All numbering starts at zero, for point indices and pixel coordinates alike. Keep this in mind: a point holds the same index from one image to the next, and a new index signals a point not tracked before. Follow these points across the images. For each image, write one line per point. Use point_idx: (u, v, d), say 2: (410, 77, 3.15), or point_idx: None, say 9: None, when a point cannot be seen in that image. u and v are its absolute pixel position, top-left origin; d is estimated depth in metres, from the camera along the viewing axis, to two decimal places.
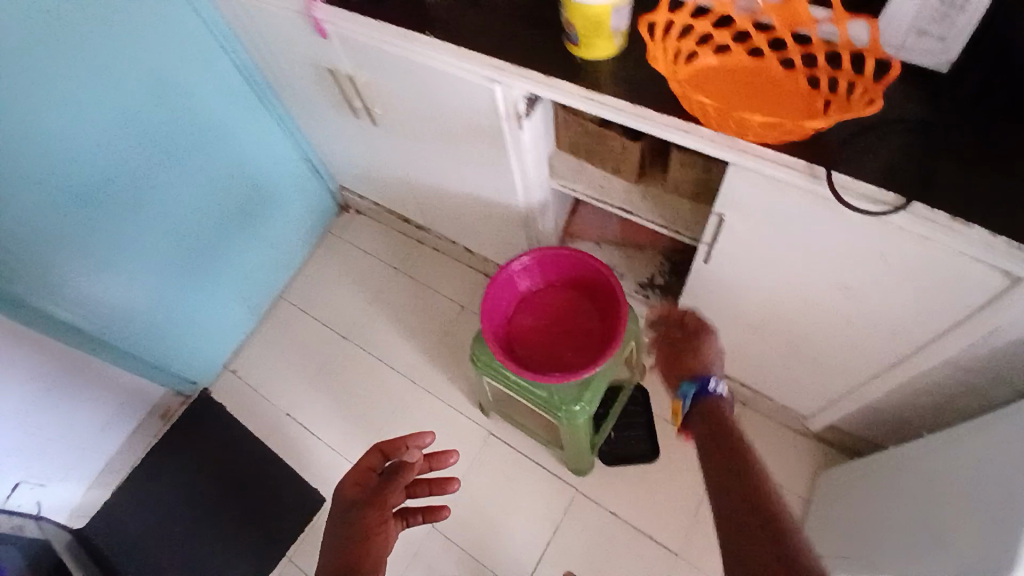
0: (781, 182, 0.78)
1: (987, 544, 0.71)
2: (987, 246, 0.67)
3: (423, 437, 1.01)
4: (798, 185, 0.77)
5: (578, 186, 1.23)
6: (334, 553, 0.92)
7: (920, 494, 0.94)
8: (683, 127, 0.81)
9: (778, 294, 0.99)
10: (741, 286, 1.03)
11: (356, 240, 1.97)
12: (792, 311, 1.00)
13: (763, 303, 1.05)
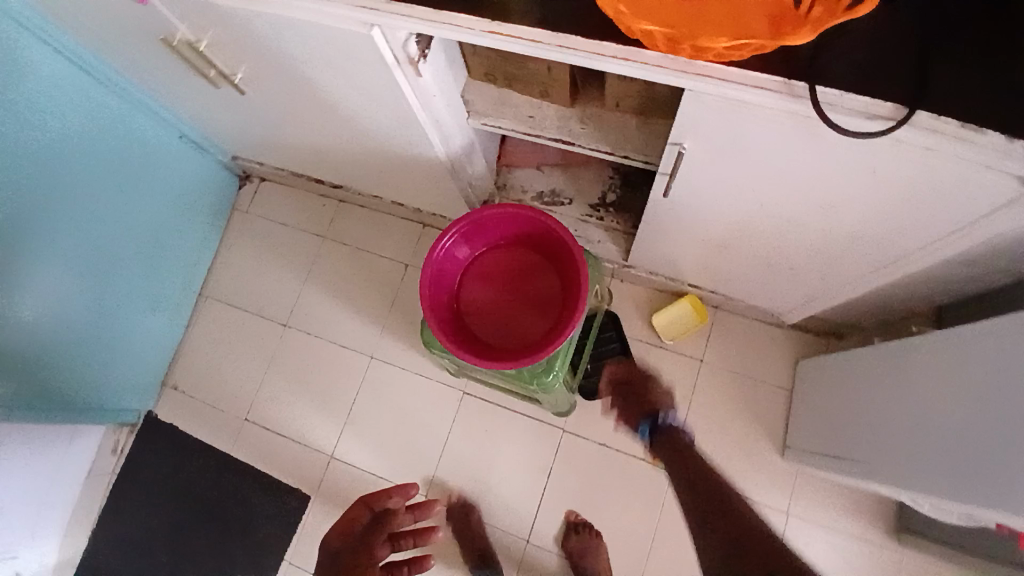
0: (748, 107, 0.64)
1: (1009, 480, 0.69)
2: (1002, 152, 0.57)
3: (407, 489, 1.37)
4: (770, 108, 0.63)
5: (502, 119, 1.04)
6: None
7: (921, 397, 0.91)
8: (623, 55, 0.65)
9: (753, 213, 0.87)
10: (710, 210, 0.91)
11: (268, 211, 1.73)
12: (771, 227, 0.89)
13: (751, 229, 0.93)
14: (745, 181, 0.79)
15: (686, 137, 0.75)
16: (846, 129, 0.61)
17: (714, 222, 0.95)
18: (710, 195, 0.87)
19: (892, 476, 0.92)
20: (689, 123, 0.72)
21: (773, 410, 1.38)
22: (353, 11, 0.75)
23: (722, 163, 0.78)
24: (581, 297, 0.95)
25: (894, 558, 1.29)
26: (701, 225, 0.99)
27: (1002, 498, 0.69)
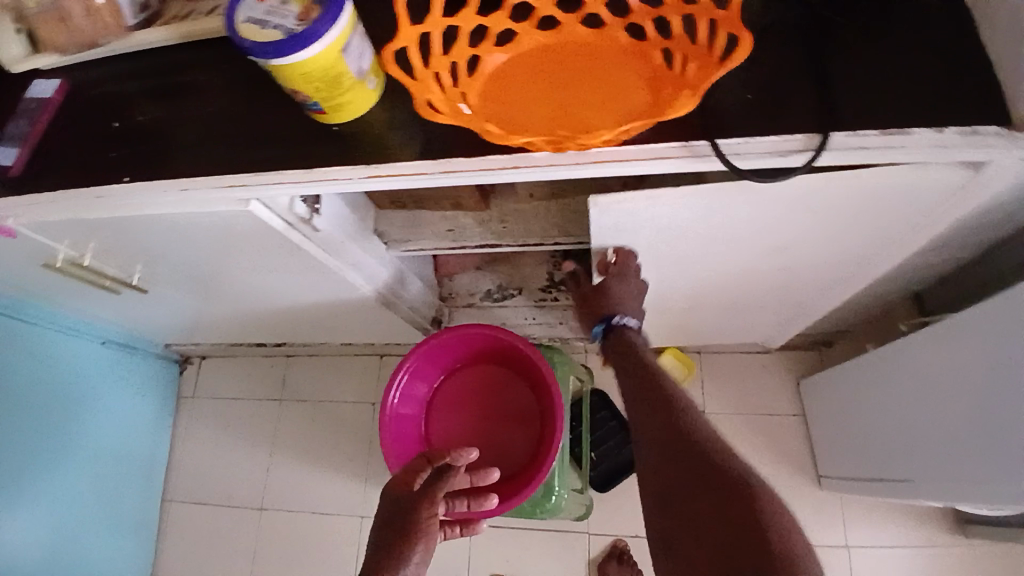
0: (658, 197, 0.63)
1: None
2: (938, 145, 0.53)
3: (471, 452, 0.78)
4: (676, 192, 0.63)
5: (421, 236, 0.98)
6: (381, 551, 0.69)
7: (936, 394, 0.83)
8: (512, 163, 0.60)
9: (707, 277, 0.84)
10: (668, 280, 0.86)
11: (216, 389, 1.62)
12: (729, 276, 0.84)
13: (712, 284, 0.87)
14: (690, 246, 0.74)
15: (611, 235, 0.75)
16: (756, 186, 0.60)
17: (677, 289, 0.89)
18: (663, 268, 0.81)
19: (944, 489, 0.82)
20: (610, 226, 0.72)
21: (795, 442, 1.26)
22: (223, 191, 0.69)
23: (653, 246, 0.76)
24: (557, 412, 0.86)
25: (977, 563, 1.16)
26: (663, 295, 0.93)
27: None
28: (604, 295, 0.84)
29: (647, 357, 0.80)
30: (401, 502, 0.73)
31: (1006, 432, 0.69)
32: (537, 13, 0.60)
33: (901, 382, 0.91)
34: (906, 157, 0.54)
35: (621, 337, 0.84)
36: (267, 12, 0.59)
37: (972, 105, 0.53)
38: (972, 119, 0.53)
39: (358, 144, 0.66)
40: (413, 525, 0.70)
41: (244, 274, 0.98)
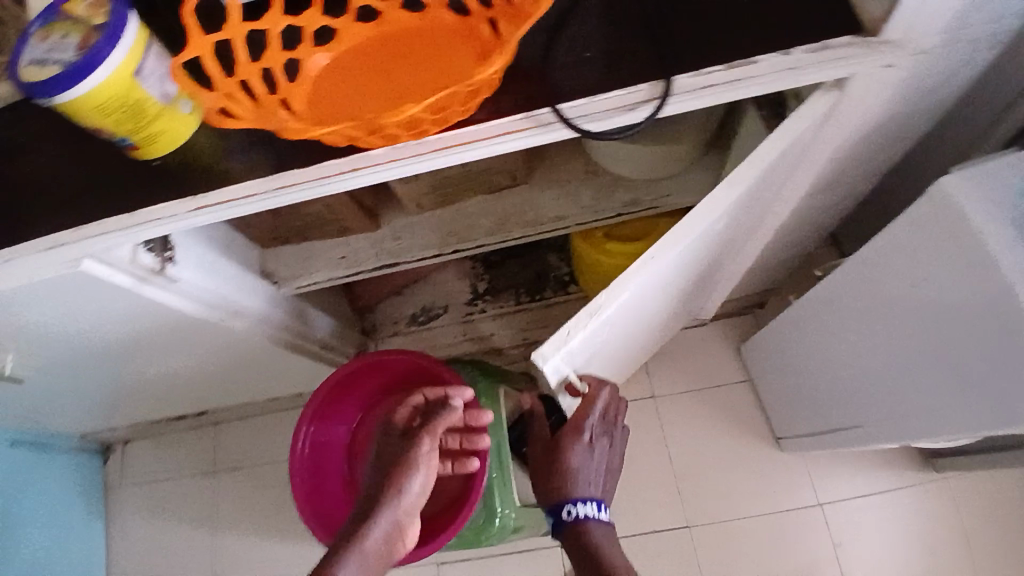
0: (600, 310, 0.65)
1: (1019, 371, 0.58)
2: (788, 68, 0.50)
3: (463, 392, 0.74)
4: (606, 294, 0.65)
5: (313, 267, 0.91)
6: (377, 483, 0.72)
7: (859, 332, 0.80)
8: (350, 165, 0.55)
9: (642, 320, 0.87)
10: (612, 338, 0.82)
11: (146, 472, 1.49)
12: (656, 301, 0.82)
13: (644, 313, 0.85)
14: (625, 306, 0.71)
15: (570, 359, 0.71)
16: (665, 243, 0.64)
17: (620, 338, 0.86)
18: (607, 335, 0.78)
19: (898, 424, 0.79)
20: (567, 361, 0.71)
21: (749, 408, 1.22)
22: (46, 256, 0.62)
23: (595, 339, 0.73)
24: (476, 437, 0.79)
25: (945, 489, 1.15)
26: (611, 350, 0.89)
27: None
28: (563, 445, 0.78)
29: (614, 563, 0.73)
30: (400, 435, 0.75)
31: (937, 353, 0.67)
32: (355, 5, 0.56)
33: (820, 329, 0.89)
34: (760, 85, 0.51)
35: (581, 530, 0.76)
36: (49, 51, 0.52)
37: (821, 17, 0.51)
38: (825, 30, 0.51)
39: (200, 174, 0.60)
40: (404, 462, 0.71)
41: (122, 344, 0.88)
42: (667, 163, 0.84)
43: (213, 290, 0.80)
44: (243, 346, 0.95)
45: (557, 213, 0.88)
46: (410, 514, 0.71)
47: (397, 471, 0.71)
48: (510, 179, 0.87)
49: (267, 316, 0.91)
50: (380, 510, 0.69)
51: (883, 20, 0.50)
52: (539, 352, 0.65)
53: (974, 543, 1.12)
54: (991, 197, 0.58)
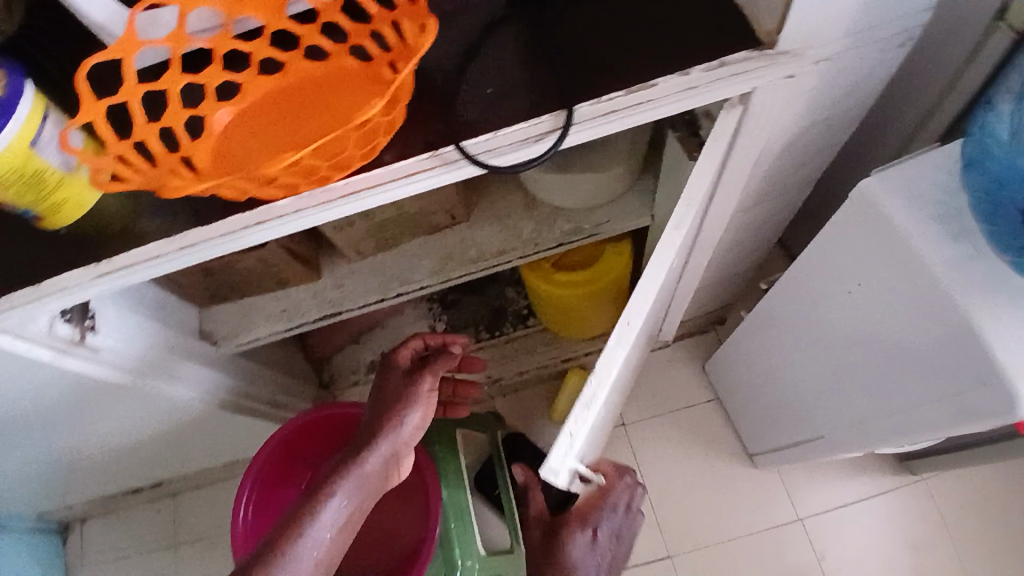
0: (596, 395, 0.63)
1: (962, 373, 0.56)
2: (687, 88, 0.51)
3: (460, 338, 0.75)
4: (594, 377, 0.63)
5: (252, 323, 0.89)
6: (375, 415, 0.68)
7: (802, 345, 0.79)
8: (255, 220, 0.53)
9: (626, 372, 0.84)
10: (605, 406, 0.79)
11: (102, 551, 1.41)
12: (636, 352, 0.79)
13: (630, 366, 0.82)
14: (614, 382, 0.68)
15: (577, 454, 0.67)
16: (635, 307, 0.63)
17: (610, 398, 0.83)
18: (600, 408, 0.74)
19: (850, 434, 0.77)
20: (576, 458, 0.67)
21: (717, 428, 1.20)
22: None
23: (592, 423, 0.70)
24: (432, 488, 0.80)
25: (918, 496, 1.13)
26: (604, 410, 0.86)
27: (972, 395, 0.56)
28: (564, 541, 0.77)
29: None
30: (398, 375, 0.72)
31: (879, 358, 0.66)
32: (255, 59, 0.56)
33: (766, 343, 0.88)
34: (660, 109, 0.51)
35: None
36: None
37: (716, 35, 0.52)
38: (720, 49, 0.51)
39: (107, 239, 0.58)
40: (407, 394, 0.69)
41: (49, 420, 0.84)
42: (603, 190, 0.84)
43: (139, 355, 0.77)
44: (171, 412, 0.90)
45: (499, 248, 0.87)
46: (408, 447, 0.68)
47: (397, 404, 0.68)
48: (449, 218, 0.86)
49: (195, 379, 0.87)
50: (379, 437, 0.65)
51: (775, 33, 0.50)
52: (546, 464, 0.61)
53: (956, 547, 1.10)
54: (913, 197, 0.57)
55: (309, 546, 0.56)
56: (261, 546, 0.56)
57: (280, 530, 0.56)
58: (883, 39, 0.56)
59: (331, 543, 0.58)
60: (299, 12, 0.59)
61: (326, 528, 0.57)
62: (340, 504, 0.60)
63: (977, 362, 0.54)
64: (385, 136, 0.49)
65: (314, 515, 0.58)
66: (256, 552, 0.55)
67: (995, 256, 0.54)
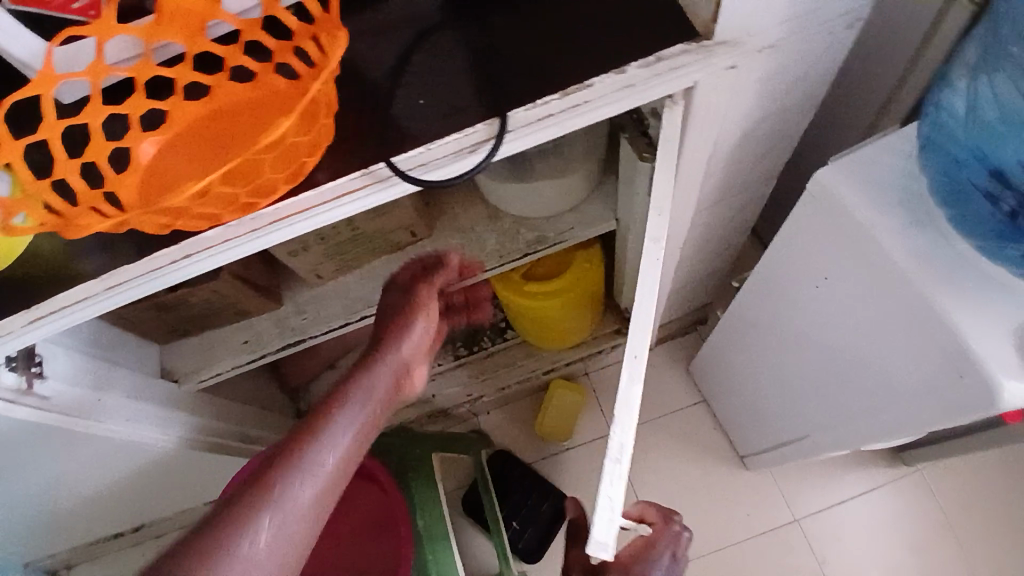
0: (629, 444, 0.50)
1: (935, 364, 0.54)
2: (625, 86, 0.49)
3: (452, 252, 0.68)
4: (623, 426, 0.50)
5: (215, 357, 0.86)
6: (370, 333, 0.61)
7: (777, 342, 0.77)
8: (182, 253, 0.51)
9: None
10: None
11: None
12: None
13: None
14: None
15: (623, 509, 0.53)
16: (641, 338, 0.52)
17: None
18: None
19: (832, 433, 0.75)
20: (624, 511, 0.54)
21: (707, 431, 1.18)
22: None
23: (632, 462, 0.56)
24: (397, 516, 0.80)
25: (915, 488, 1.11)
26: None
27: (947, 386, 0.54)
28: None
29: None
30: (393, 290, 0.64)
31: (853, 350, 0.64)
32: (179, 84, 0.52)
33: (743, 343, 0.85)
34: (597, 110, 0.49)
35: None
36: None
37: (652, 29, 0.50)
38: (657, 43, 0.49)
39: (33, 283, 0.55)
40: (406, 305, 0.62)
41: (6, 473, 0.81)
42: (566, 197, 0.81)
43: (93, 399, 0.74)
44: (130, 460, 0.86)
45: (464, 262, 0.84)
46: (414, 359, 0.61)
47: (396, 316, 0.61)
48: (410, 235, 0.83)
49: (152, 426, 0.82)
50: (382, 351, 0.58)
51: (711, 23, 0.48)
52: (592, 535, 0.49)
53: (955, 536, 1.08)
54: (871, 184, 0.55)
55: (324, 460, 0.50)
56: (270, 456, 0.50)
57: (288, 439, 0.51)
58: (828, 22, 0.54)
59: (349, 457, 0.52)
60: (223, 34, 0.56)
61: (344, 445, 0.52)
62: (349, 419, 0.53)
63: (950, 354, 0.52)
64: (309, 156, 0.46)
65: (330, 429, 0.52)
66: (264, 462, 0.50)
67: (956, 240, 0.52)
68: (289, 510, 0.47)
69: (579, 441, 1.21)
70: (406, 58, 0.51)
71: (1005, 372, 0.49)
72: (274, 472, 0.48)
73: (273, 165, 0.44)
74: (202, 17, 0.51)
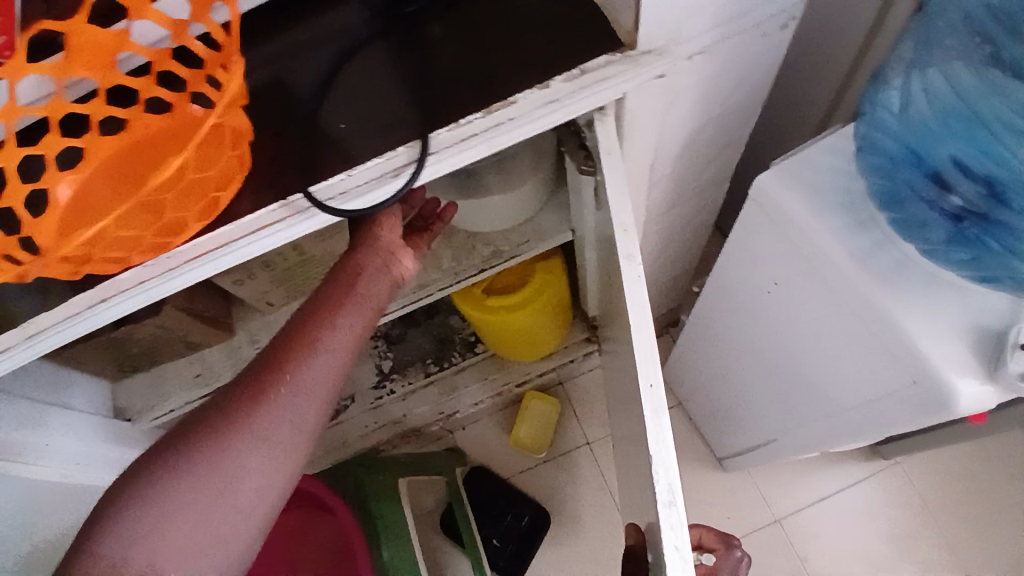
0: (677, 480, 0.50)
1: (888, 368, 0.53)
2: (549, 100, 0.48)
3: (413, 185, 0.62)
4: (666, 468, 0.50)
5: (169, 390, 0.84)
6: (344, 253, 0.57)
7: (735, 348, 0.76)
8: (100, 296, 0.50)
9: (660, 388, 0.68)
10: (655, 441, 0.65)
11: None
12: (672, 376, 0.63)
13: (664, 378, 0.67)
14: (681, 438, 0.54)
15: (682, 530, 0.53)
16: (653, 366, 0.51)
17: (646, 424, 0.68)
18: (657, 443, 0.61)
19: (796, 436, 0.74)
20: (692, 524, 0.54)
21: (683, 436, 1.16)
22: None
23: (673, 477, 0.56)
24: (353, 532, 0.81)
25: (893, 485, 1.10)
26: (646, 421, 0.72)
27: (901, 388, 0.53)
28: None
29: None
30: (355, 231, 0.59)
31: (807, 353, 0.62)
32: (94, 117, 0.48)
33: (707, 350, 0.84)
34: (521, 128, 0.49)
35: None
36: None
37: (574, 41, 0.49)
38: (581, 57, 0.49)
39: None
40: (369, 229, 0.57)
41: None
42: (519, 210, 0.79)
43: (42, 445, 0.69)
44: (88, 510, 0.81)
45: (419, 281, 0.82)
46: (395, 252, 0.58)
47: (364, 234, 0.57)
48: None
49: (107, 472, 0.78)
50: (363, 260, 0.56)
51: (633, 32, 0.47)
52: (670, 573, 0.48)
53: (935, 528, 1.07)
54: (810, 188, 0.54)
55: (319, 378, 0.50)
56: (261, 365, 0.50)
57: (278, 351, 0.50)
58: (759, 24, 0.53)
59: (341, 371, 0.52)
60: (136, 66, 0.54)
61: (335, 361, 0.51)
62: (342, 328, 0.52)
63: (899, 357, 0.51)
64: (218, 191, 0.45)
65: (323, 346, 0.51)
66: (257, 372, 0.50)
67: (899, 244, 0.51)
68: (288, 423, 0.49)
69: (555, 453, 1.18)
70: (325, 84, 0.50)
71: (955, 372, 0.48)
72: (270, 387, 0.49)
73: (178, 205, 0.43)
74: (114, 49, 0.47)
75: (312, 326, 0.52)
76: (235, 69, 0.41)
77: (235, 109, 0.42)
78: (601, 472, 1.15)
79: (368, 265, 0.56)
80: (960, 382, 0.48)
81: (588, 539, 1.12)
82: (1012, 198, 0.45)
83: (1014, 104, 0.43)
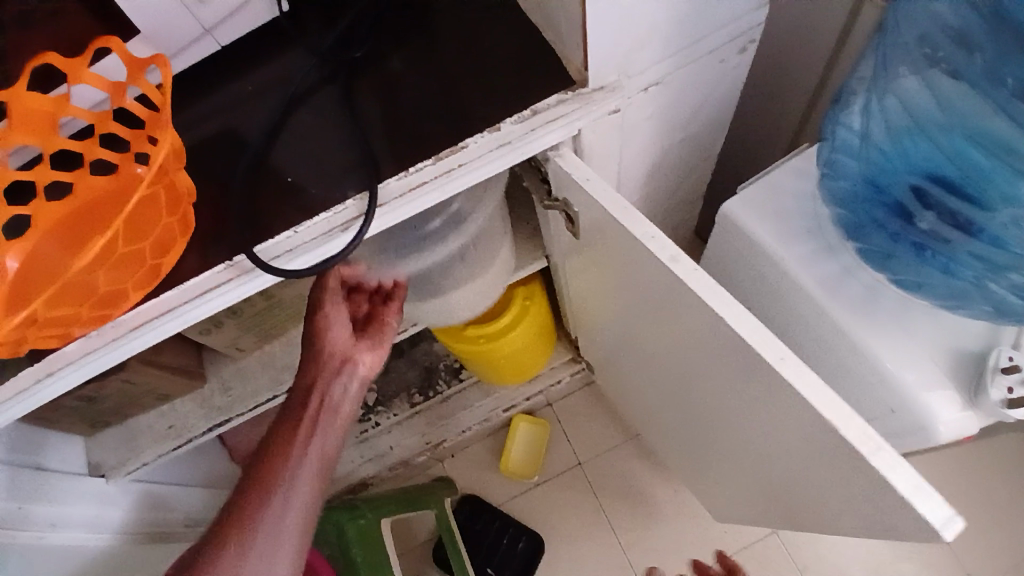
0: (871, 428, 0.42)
1: (860, 392, 0.53)
2: (503, 142, 0.47)
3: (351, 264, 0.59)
4: (845, 422, 0.42)
5: (145, 442, 0.82)
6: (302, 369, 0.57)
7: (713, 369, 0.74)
8: (45, 370, 0.49)
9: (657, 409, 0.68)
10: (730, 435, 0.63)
11: None
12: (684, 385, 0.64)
13: None
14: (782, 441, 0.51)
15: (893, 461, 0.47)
16: (773, 341, 0.45)
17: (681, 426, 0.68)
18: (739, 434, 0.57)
19: None
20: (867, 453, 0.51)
21: None
22: None
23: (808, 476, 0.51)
24: None
25: None
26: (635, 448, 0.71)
27: (877, 413, 0.52)
28: None
29: None
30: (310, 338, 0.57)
31: None
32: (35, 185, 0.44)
33: None
34: (474, 172, 0.47)
35: None
36: None
37: (525, 80, 0.48)
38: (532, 95, 0.47)
39: None
40: (319, 345, 0.57)
41: None
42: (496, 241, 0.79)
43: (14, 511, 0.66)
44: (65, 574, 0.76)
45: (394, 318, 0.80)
46: (351, 355, 0.59)
47: (318, 341, 0.57)
48: None
49: (82, 534, 0.75)
50: (319, 377, 0.57)
51: (583, 69, 0.46)
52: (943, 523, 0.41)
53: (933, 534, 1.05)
54: (779, 213, 0.54)
55: (287, 506, 0.52)
56: (230, 510, 0.52)
57: (246, 489, 0.53)
58: (719, 47, 0.51)
59: (311, 497, 0.54)
60: (78, 129, 0.53)
61: (303, 495, 0.53)
62: (303, 454, 0.54)
63: (874, 382, 0.51)
64: (156, 257, 0.43)
65: (289, 478, 0.53)
66: (226, 518, 0.52)
67: (868, 270, 0.51)
68: (263, 561, 0.50)
69: (547, 476, 1.16)
70: (270, 137, 0.48)
71: (935, 399, 0.48)
72: (238, 532, 0.51)
73: (116, 276, 0.42)
74: (53, 116, 0.44)
75: (277, 462, 0.54)
76: (166, 131, 0.40)
77: (164, 171, 0.40)
78: (593, 492, 1.14)
79: (321, 380, 0.57)
80: (928, 399, 0.48)
81: (585, 562, 1.11)
82: (978, 231, 0.45)
83: (980, 134, 0.43)
